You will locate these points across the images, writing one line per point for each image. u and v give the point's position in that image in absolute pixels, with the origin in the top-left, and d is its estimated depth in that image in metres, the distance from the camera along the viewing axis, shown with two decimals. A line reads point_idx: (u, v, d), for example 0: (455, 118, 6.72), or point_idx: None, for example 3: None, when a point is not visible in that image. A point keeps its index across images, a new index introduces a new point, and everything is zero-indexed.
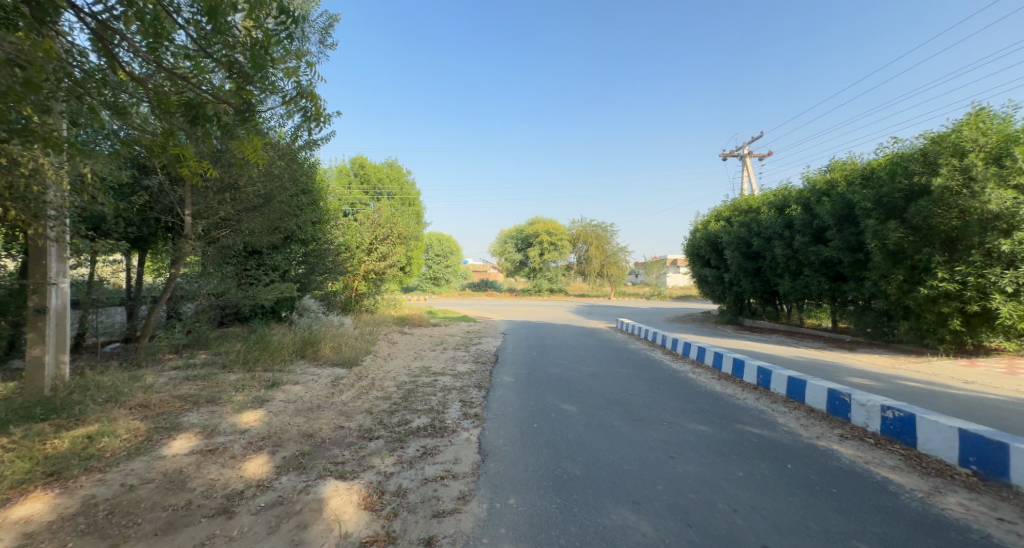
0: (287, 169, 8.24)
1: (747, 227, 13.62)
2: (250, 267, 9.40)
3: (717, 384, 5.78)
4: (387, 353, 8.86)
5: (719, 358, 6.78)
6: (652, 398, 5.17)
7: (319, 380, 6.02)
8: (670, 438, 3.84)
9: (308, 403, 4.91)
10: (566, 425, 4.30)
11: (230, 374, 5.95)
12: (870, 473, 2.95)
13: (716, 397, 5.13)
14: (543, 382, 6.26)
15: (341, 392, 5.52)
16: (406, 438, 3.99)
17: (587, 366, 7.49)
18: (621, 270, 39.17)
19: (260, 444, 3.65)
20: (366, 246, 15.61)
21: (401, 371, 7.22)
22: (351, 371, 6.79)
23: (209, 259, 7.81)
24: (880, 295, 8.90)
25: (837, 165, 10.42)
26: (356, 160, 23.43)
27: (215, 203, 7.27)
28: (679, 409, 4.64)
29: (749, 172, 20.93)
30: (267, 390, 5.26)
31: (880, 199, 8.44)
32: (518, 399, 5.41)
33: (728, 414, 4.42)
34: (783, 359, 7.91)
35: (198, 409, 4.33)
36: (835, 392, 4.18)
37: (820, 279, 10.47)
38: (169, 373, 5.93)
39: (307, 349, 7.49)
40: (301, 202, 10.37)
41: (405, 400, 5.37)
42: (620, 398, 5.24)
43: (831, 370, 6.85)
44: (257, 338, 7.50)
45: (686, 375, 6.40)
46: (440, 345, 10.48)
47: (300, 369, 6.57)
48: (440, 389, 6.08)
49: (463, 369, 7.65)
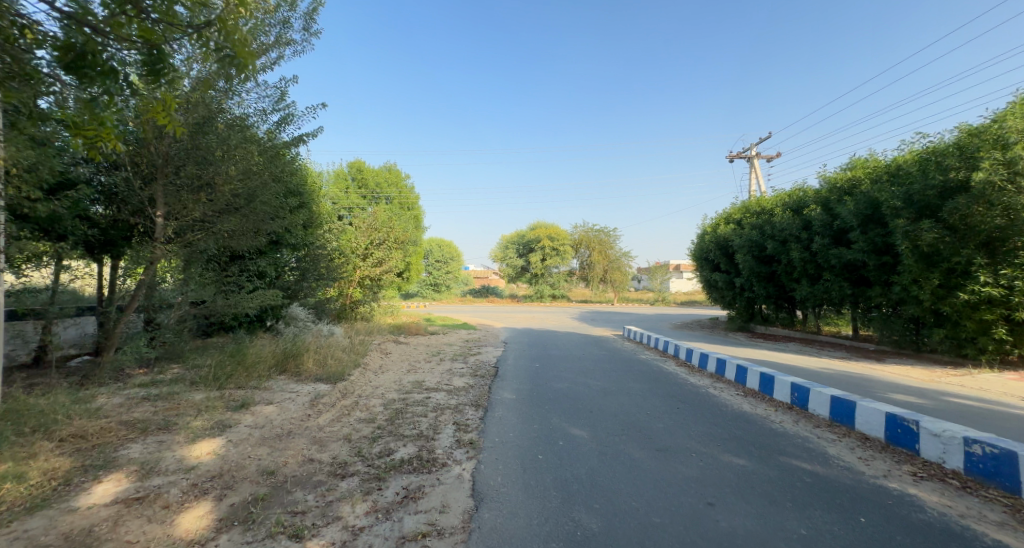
0: (270, 168, 7.67)
1: (760, 229, 12.97)
2: (232, 273, 8.79)
3: (746, 403, 5.12)
4: (379, 365, 8.23)
5: (742, 371, 6.13)
6: (674, 422, 4.50)
7: (296, 399, 5.37)
8: (704, 477, 3.18)
9: (277, 429, 4.25)
10: (578, 457, 3.64)
11: (196, 393, 5.30)
12: (976, 535, 2.27)
13: (746, 419, 4.48)
14: (547, 400, 5.61)
15: (318, 414, 4.87)
16: (386, 476, 3.33)
17: (595, 380, 6.82)
18: (625, 275, 38.55)
19: (206, 487, 3.00)
20: (361, 251, 15.02)
21: (391, 387, 6.57)
22: (335, 388, 6.12)
23: (185, 264, 7.27)
24: (911, 301, 8.25)
25: (858, 162, 9.80)
26: (354, 164, 22.93)
27: (188, 203, 6.72)
28: (708, 437, 3.97)
29: (758, 174, 20.30)
30: (233, 413, 4.60)
31: (911, 197, 7.84)
32: (519, 421, 4.75)
33: (768, 443, 3.76)
34: (809, 372, 7.24)
35: (144, 440, 3.69)
36: (896, 418, 3.52)
37: (842, 283, 9.80)
38: (128, 392, 5.30)
39: (288, 363, 6.85)
40: (288, 204, 9.81)
41: (391, 424, 4.71)
42: (636, 421, 4.58)
43: (867, 385, 6.17)
44: (234, 350, 6.88)
45: (707, 392, 5.74)
46: (436, 355, 9.83)
47: (277, 386, 5.92)
48: (433, 409, 5.42)
49: (460, 384, 6.98)
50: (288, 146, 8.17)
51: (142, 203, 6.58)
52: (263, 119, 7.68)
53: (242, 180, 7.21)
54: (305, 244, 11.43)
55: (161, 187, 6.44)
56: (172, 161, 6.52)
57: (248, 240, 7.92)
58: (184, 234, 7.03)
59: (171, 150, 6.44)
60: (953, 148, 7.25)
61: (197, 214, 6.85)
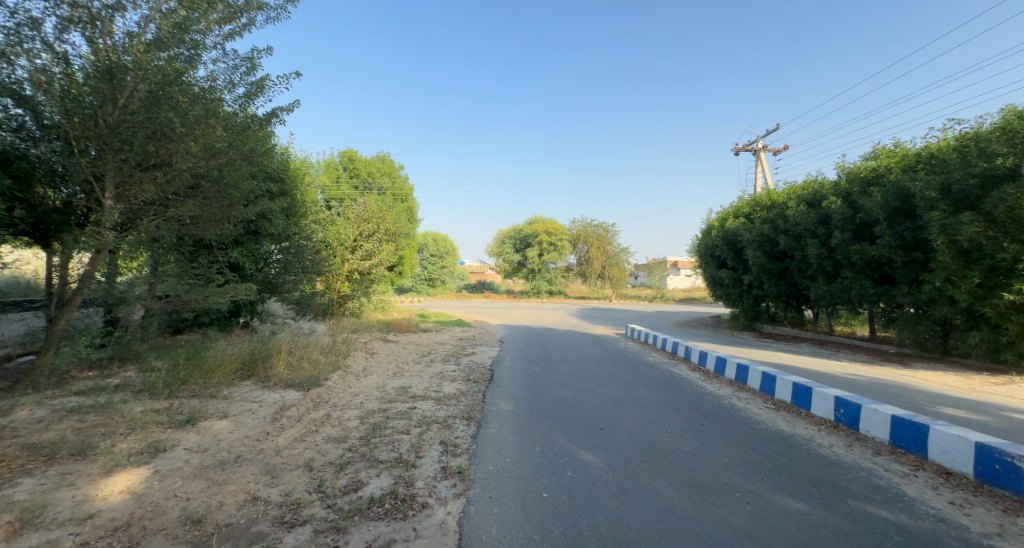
0: (238, 147, 6.84)
1: (771, 223, 12.26)
2: (198, 264, 8.00)
3: (780, 419, 4.40)
4: (363, 367, 7.47)
5: (770, 380, 5.42)
6: (704, 446, 3.78)
7: (257, 412, 4.58)
8: (759, 531, 2.45)
9: (222, 453, 3.48)
10: (593, 496, 2.91)
11: (139, 404, 4.52)
12: None
13: (788, 442, 3.77)
14: (549, 414, 4.89)
15: (281, 431, 4.11)
16: (346, 526, 2.56)
17: (602, 387, 6.11)
18: (623, 271, 37.89)
19: (99, 545, 2.22)
20: (350, 243, 14.18)
21: (372, 395, 5.82)
22: (306, 397, 5.35)
23: (139, 252, 6.47)
24: (943, 301, 7.61)
25: (883, 150, 9.08)
26: (346, 153, 22.08)
27: (142, 183, 5.96)
28: (750, 469, 3.25)
29: (763, 167, 19.61)
30: (174, 431, 3.82)
31: (948, 187, 7.16)
32: (518, 442, 4.03)
33: (826, 479, 3.04)
34: (838, 378, 6.57)
35: (44, 471, 2.90)
36: (994, 450, 2.80)
37: (864, 282, 9.11)
38: (58, 401, 4.52)
39: (256, 366, 6.07)
40: (262, 189, 8.96)
41: (366, 444, 3.95)
42: (657, 444, 3.87)
43: (911, 396, 5.49)
44: (195, 350, 6.09)
45: (731, 405, 5.04)
46: (426, 356, 9.08)
47: (239, 394, 5.13)
48: (417, 423, 4.67)
49: (451, 390, 6.24)
50: (261, 123, 7.36)
51: (90, 180, 5.83)
52: (231, 92, 6.87)
53: (203, 158, 6.42)
54: (287, 235, 10.63)
55: (112, 163, 5.68)
56: (122, 133, 5.70)
57: (214, 227, 7.15)
58: (134, 217, 6.22)
59: (120, 120, 5.63)
60: (998, 131, 6.55)
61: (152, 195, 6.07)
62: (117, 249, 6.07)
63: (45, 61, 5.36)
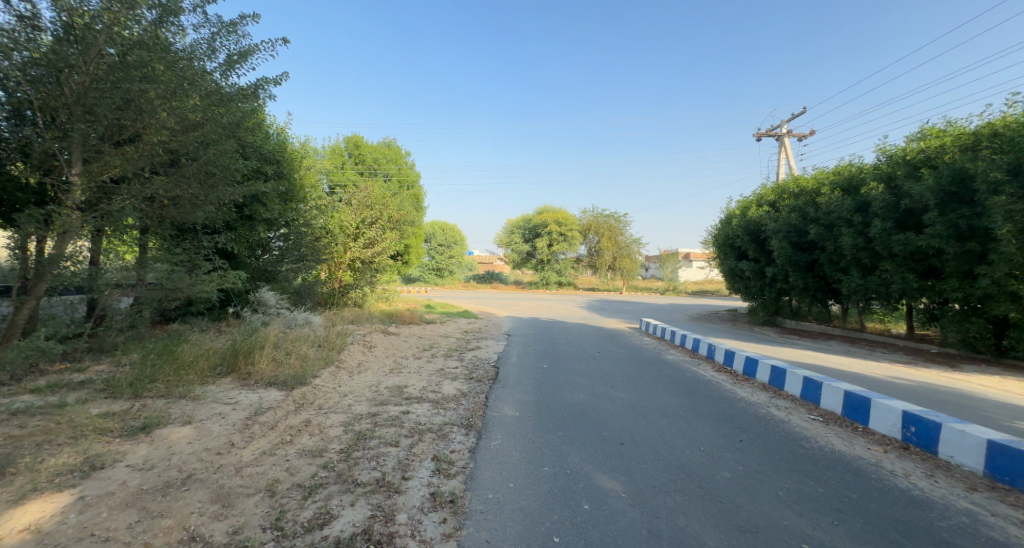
0: (217, 120, 6.23)
1: (801, 212, 11.39)
2: (182, 250, 7.50)
3: (834, 436, 3.72)
4: (358, 362, 6.92)
5: (813, 387, 4.72)
6: (748, 471, 3.14)
7: (227, 417, 4.04)
8: None
9: (170, 472, 2.91)
10: (618, 543, 2.29)
11: (95, 405, 4.00)
12: None
13: (853, 470, 3.08)
14: (559, 423, 4.27)
15: (248, 442, 3.54)
16: None
17: (619, 390, 5.48)
18: (634, 263, 36.85)
19: None
20: (352, 231, 13.62)
21: (363, 395, 5.24)
22: (289, 397, 4.81)
23: (112, 235, 5.97)
24: (1005, 297, 6.79)
25: (933, 130, 8.19)
26: (351, 139, 21.52)
27: (115, 159, 5.44)
28: (813, 508, 2.58)
29: (788, 153, 18.49)
30: (122, 442, 3.28)
31: (1018, 168, 6.29)
32: (524, 459, 3.42)
33: (916, 526, 2.36)
34: (886, 382, 5.83)
35: None
36: None
37: (907, 275, 8.28)
38: (7, 401, 4.03)
39: (238, 361, 5.54)
40: (250, 171, 8.35)
41: (345, 461, 3.36)
42: (690, 466, 3.24)
43: (981, 408, 4.74)
44: (172, 343, 5.58)
45: (771, 416, 4.37)
46: (428, 350, 8.51)
47: (212, 394, 4.60)
48: (408, 432, 4.07)
49: (451, 390, 5.65)
50: (247, 97, 6.76)
51: (52, 155, 5.27)
52: (212, 60, 6.26)
53: (180, 132, 5.88)
54: (284, 220, 10.11)
55: (80, 139, 5.14)
56: (86, 102, 5.11)
57: (196, 209, 6.62)
58: (107, 197, 5.68)
59: (82, 88, 5.04)
60: None
61: (124, 171, 5.54)
62: (93, 231, 5.60)
63: (10, 25, 4.73)
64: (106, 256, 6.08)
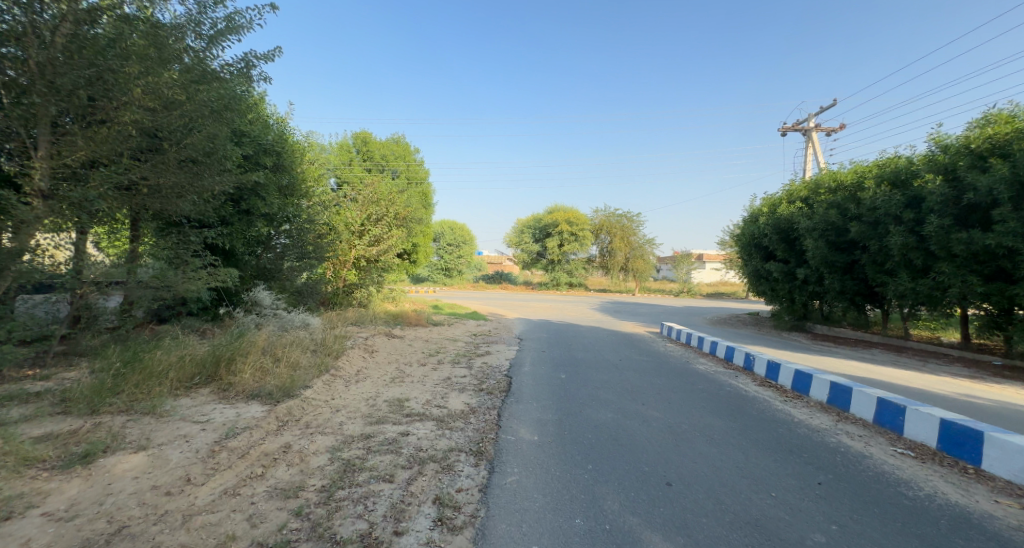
0: (199, 99, 5.57)
1: (840, 208, 10.48)
2: (170, 244, 6.96)
3: (942, 482, 2.93)
4: (356, 370, 6.26)
5: (892, 412, 3.92)
6: (845, 531, 2.39)
7: (192, 441, 3.39)
8: None
9: (96, 525, 2.25)
10: None
11: (39, 425, 3.38)
12: None
13: (996, 536, 2.29)
14: (587, 453, 3.54)
15: (208, 477, 2.86)
16: None
17: (653, 409, 4.73)
18: (648, 263, 35.75)
19: None
20: (357, 228, 13.00)
21: (357, 411, 4.56)
22: (271, 413, 4.15)
23: (87, 226, 5.40)
24: None
25: (1001, 115, 7.29)
26: (358, 135, 20.94)
27: (86, 140, 4.83)
28: None
29: (816, 148, 17.42)
30: (48, 479, 2.63)
31: None
32: (548, 507, 2.69)
33: None
34: (967, 403, 4.98)
35: None
36: None
37: (970, 278, 7.38)
38: None
39: (219, 369, 4.91)
40: (243, 162, 7.76)
41: (324, 506, 2.66)
42: (766, 523, 2.49)
43: None
44: (147, 349, 4.96)
45: (847, 447, 3.59)
46: (434, 356, 7.82)
47: (181, 411, 3.96)
48: (406, 462, 3.36)
49: (458, 405, 4.95)
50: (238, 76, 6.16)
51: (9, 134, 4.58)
52: (199, 35, 5.67)
53: (161, 111, 5.29)
54: (284, 216, 9.52)
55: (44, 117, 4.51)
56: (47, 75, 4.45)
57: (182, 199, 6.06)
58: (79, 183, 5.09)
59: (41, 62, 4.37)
60: None
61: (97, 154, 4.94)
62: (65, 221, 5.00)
63: None
64: (82, 250, 5.51)
